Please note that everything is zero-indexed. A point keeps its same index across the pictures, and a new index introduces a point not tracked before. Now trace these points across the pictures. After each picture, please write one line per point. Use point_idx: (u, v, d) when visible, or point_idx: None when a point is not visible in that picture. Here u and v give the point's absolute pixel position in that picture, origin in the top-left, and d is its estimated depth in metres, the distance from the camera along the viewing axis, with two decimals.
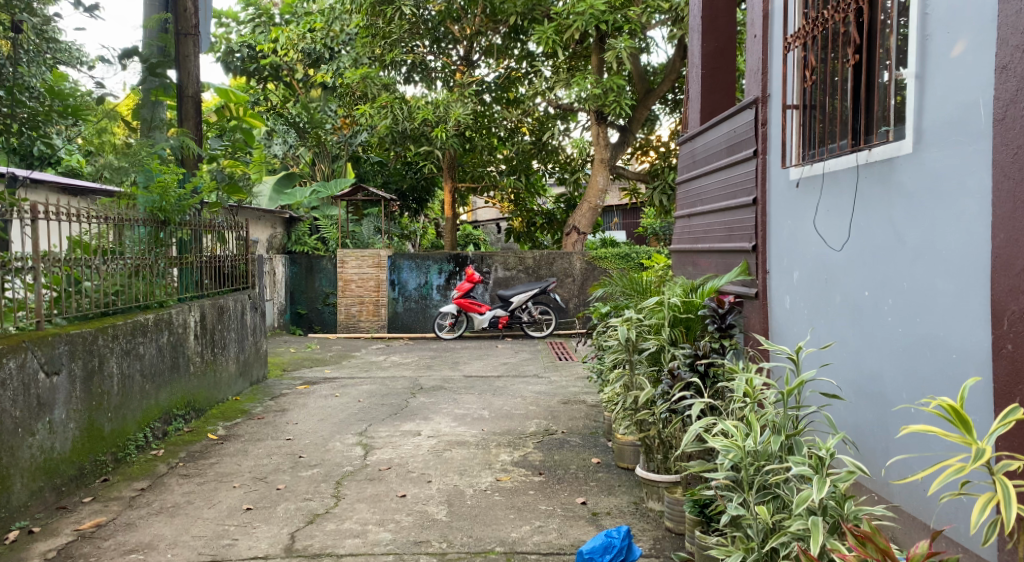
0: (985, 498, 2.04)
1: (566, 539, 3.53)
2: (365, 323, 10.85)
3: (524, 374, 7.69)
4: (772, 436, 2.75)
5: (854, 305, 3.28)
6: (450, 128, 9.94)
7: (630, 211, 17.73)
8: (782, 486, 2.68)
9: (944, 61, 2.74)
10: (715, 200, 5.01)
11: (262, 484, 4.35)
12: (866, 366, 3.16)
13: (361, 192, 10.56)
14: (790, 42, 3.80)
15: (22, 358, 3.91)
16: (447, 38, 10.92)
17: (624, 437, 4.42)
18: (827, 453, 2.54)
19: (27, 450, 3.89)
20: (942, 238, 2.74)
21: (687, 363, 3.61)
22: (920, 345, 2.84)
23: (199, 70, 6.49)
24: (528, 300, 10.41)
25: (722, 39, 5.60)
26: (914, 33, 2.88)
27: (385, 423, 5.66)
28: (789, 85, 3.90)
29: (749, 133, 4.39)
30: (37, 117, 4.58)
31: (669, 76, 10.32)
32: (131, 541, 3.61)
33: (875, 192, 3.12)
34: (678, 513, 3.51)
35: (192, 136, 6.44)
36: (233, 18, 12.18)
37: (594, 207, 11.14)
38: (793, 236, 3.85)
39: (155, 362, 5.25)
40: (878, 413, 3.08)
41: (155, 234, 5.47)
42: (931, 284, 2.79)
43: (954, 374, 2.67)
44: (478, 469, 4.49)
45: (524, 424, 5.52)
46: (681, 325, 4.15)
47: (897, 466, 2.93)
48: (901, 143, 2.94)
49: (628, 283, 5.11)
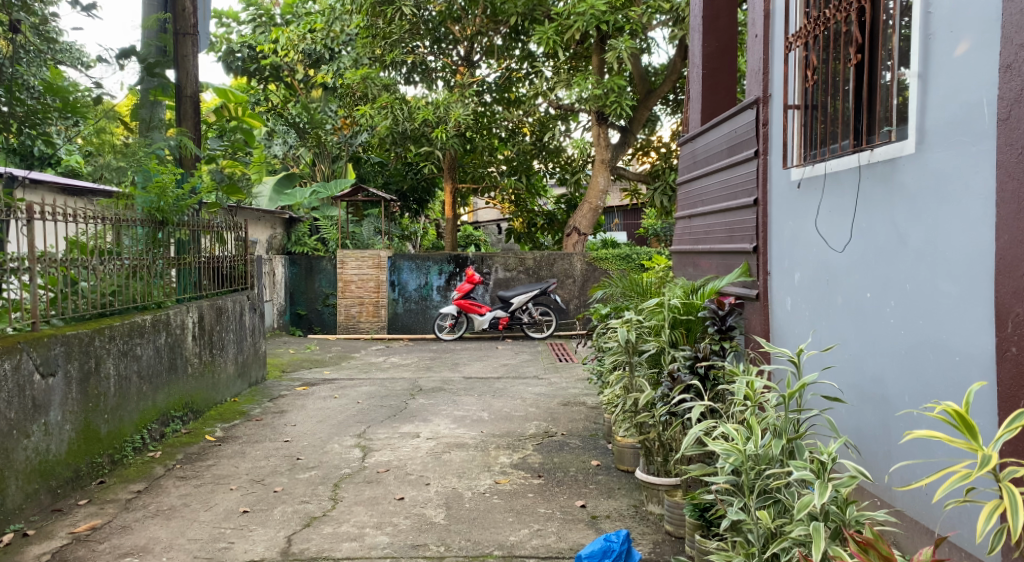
0: (991, 505, 2.01)
1: (564, 543, 3.50)
2: (365, 324, 10.82)
3: (524, 375, 7.66)
4: (773, 440, 2.72)
5: (856, 307, 3.24)
6: (450, 128, 9.92)
7: (630, 212, 17.71)
8: (783, 490, 2.66)
9: (948, 60, 2.71)
10: (715, 201, 4.98)
11: (259, 486, 4.32)
12: (868, 369, 3.13)
13: (362, 192, 10.53)
14: (792, 42, 3.77)
15: (16, 359, 3.88)
16: (448, 39, 10.89)
17: (624, 439, 4.39)
18: (829, 458, 2.52)
19: (22, 453, 3.86)
20: (945, 240, 2.71)
21: (687, 365, 3.57)
22: (922, 347, 2.81)
23: (197, 70, 6.46)
24: (528, 301, 10.37)
25: (723, 39, 5.57)
26: (918, 32, 2.85)
27: (384, 425, 5.63)
28: (790, 84, 3.87)
29: (750, 133, 4.36)
30: (35, 114, 4.54)
31: (670, 77, 10.28)
32: (125, 544, 3.58)
33: (878, 192, 3.08)
34: (678, 517, 3.47)
35: (191, 136, 6.40)
36: (234, 18, 12.15)
37: (594, 208, 11.10)
38: (794, 238, 3.82)
39: (152, 363, 5.21)
40: (880, 417, 3.04)
41: (153, 235, 5.44)
42: (934, 286, 2.76)
43: (958, 377, 2.64)
44: (477, 472, 4.46)
45: (524, 426, 5.49)
46: (681, 327, 4.09)
47: (900, 471, 2.90)
48: (903, 143, 2.91)
49: (628, 284, 5.08)
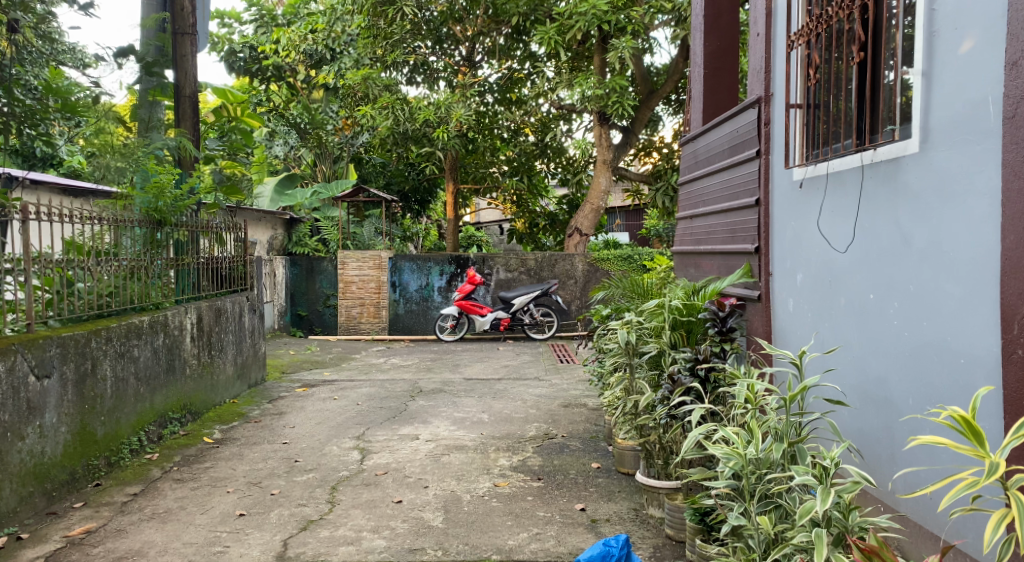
0: (999, 515, 1.97)
1: (563, 547, 3.46)
2: (366, 325, 10.78)
3: (525, 377, 7.61)
4: (774, 444, 2.68)
5: (859, 307, 3.20)
6: (451, 129, 9.89)
7: (633, 213, 17.62)
8: (784, 496, 2.61)
9: (952, 58, 2.66)
10: (717, 201, 4.93)
11: (256, 489, 4.28)
12: (871, 371, 3.08)
13: (363, 192, 10.47)
14: (794, 40, 3.72)
15: (11, 361, 3.84)
16: (449, 39, 10.82)
17: (624, 441, 4.35)
18: (832, 463, 2.48)
19: (17, 455, 3.83)
20: (949, 241, 2.67)
21: (688, 368, 3.54)
22: (926, 349, 2.76)
23: (196, 71, 6.43)
24: (529, 302, 10.33)
25: (725, 38, 5.51)
26: (922, 29, 2.80)
27: (383, 427, 5.59)
28: (793, 83, 3.83)
29: (752, 132, 4.32)
30: (34, 114, 4.50)
31: (673, 77, 10.22)
32: (120, 548, 3.55)
33: (881, 192, 3.04)
34: (679, 520, 3.43)
35: (190, 137, 6.35)
36: (235, 18, 12.14)
37: (596, 208, 11.03)
38: (796, 238, 3.78)
39: (149, 366, 5.17)
40: (884, 420, 3.00)
41: (150, 235, 5.42)
42: (938, 287, 2.72)
43: (962, 379, 2.60)
44: (476, 474, 4.42)
45: (524, 428, 5.44)
46: (682, 328, 4.06)
47: (905, 476, 2.85)
48: (907, 143, 2.87)
49: (629, 285, 5.03)
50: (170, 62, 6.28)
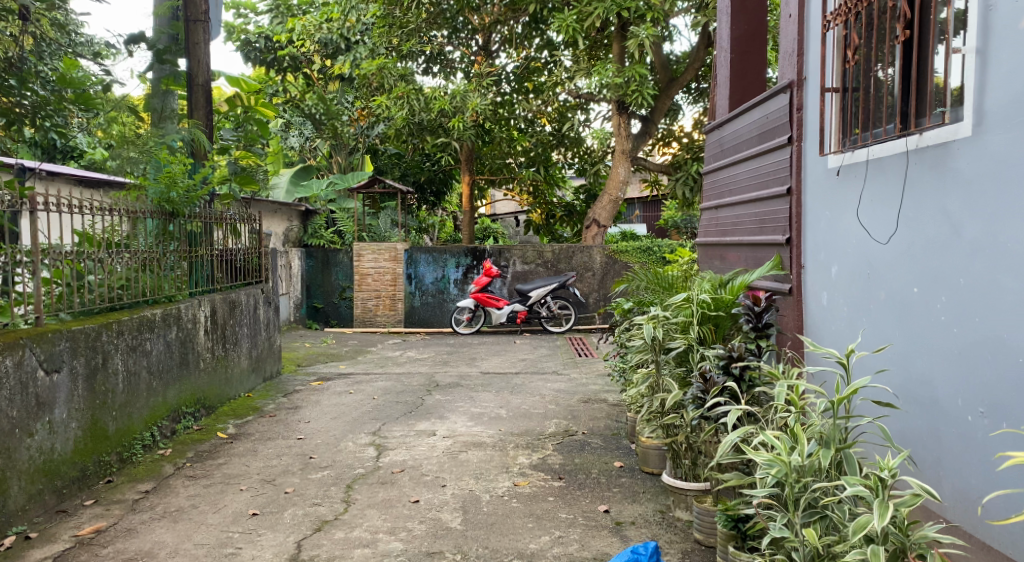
0: None
1: (588, 552, 3.31)
2: (382, 318, 10.62)
3: (543, 371, 7.45)
4: (822, 450, 2.50)
5: (902, 303, 3.02)
6: (466, 118, 9.68)
7: (650, 203, 17.53)
8: (833, 506, 2.45)
9: (1011, 33, 2.48)
10: (744, 191, 4.75)
11: (269, 487, 4.16)
12: (916, 371, 2.91)
13: (378, 183, 10.40)
14: (830, 20, 3.54)
15: (19, 355, 3.74)
16: (466, 28, 10.66)
17: (648, 441, 4.19)
18: (889, 474, 2.29)
19: (25, 452, 3.73)
20: (1007, 231, 2.49)
21: (721, 366, 3.33)
22: (978, 347, 2.60)
23: (210, 58, 6.10)
24: (547, 294, 10.14)
25: (754, 21, 5.30)
26: (978, 4, 2.61)
27: (399, 422, 5.46)
28: (829, 67, 3.66)
29: (783, 118, 4.14)
30: (48, 105, 4.33)
31: (692, 65, 10.04)
32: (130, 548, 3.44)
33: (927, 179, 2.86)
34: (709, 525, 3.29)
35: (204, 128, 6.11)
36: (252, 9, 12.04)
37: (615, 199, 10.82)
38: (832, 228, 3.60)
39: (162, 359, 5.06)
40: (929, 422, 2.84)
41: (163, 227, 5.25)
42: (992, 280, 2.55)
43: (1019, 379, 2.44)
44: (495, 473, 4.28)
45: (543, 425, 5.30)
46: (709, 323, 3.86)
47: (952, 481, 2.73)
48: (958, 126, 2.69)
49: (653, 278, 4.82)
50: (182, 50, 6.05)
